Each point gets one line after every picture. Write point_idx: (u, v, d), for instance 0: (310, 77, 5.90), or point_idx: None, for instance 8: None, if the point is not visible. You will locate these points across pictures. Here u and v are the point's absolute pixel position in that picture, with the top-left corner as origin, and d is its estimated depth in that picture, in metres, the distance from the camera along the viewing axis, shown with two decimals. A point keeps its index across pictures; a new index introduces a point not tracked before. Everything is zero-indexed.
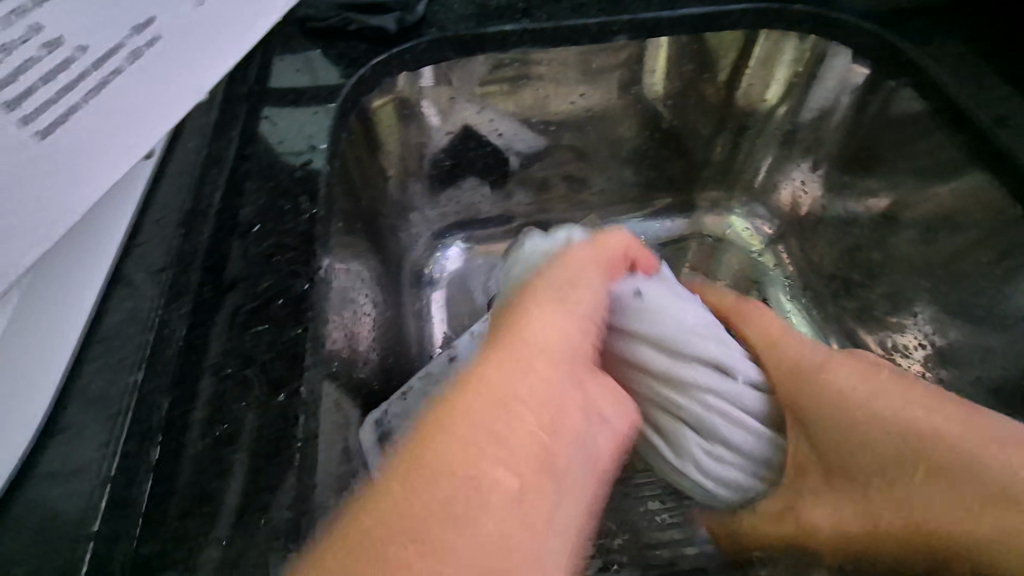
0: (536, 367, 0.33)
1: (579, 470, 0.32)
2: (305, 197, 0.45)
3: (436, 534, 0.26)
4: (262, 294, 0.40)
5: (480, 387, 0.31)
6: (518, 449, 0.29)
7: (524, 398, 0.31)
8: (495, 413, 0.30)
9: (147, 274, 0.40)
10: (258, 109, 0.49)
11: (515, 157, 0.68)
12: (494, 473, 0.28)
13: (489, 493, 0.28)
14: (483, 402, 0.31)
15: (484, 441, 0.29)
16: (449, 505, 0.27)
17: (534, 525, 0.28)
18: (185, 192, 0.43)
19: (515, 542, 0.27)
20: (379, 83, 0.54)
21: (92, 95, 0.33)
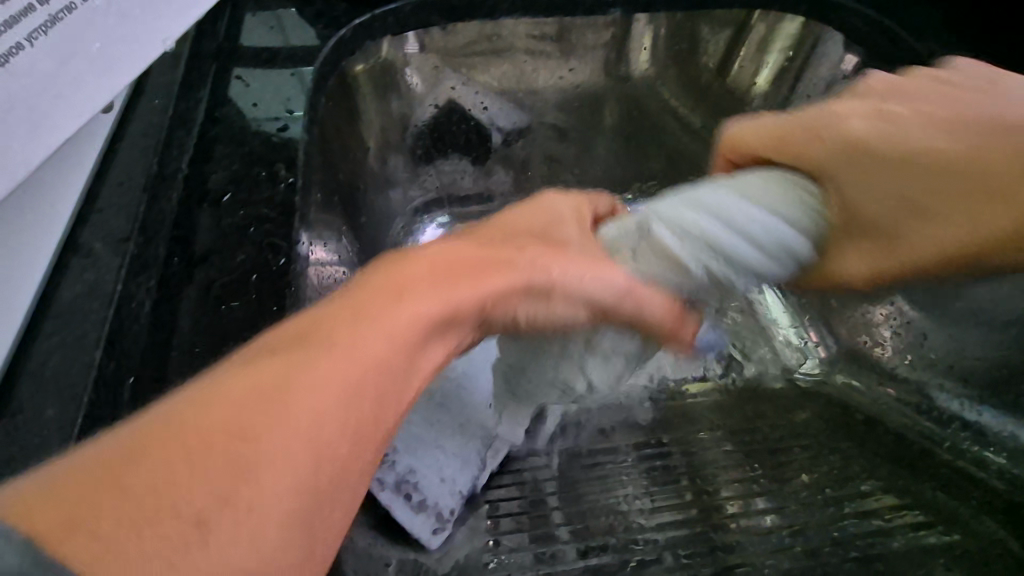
0: (343, 336, 0.26)
1: (285, 501, 0.22)
2: (282, 165, 0.42)
3: (203, 437, 0.21)
4: (238, 268, 0.37)
5: (298, 348, 0.25)
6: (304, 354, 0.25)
7: (332, 335, 0.26)
8: (298, 361, 0.24)
9: (107, 242, 0.36)
10: (229, 69, 0.45)
11: (497, 134, 0.64)
12: (306, 388, 0.24)
13: (245, 379, 0.23)
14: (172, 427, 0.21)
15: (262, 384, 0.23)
16: (304, 383, 0.24)
17: (325, 449, 0.23)
18: (149, 152, 0.40)
19: (232, 438, 0.21)
20: (363, 46, 0.51)
21: (39, 35, 0.32)
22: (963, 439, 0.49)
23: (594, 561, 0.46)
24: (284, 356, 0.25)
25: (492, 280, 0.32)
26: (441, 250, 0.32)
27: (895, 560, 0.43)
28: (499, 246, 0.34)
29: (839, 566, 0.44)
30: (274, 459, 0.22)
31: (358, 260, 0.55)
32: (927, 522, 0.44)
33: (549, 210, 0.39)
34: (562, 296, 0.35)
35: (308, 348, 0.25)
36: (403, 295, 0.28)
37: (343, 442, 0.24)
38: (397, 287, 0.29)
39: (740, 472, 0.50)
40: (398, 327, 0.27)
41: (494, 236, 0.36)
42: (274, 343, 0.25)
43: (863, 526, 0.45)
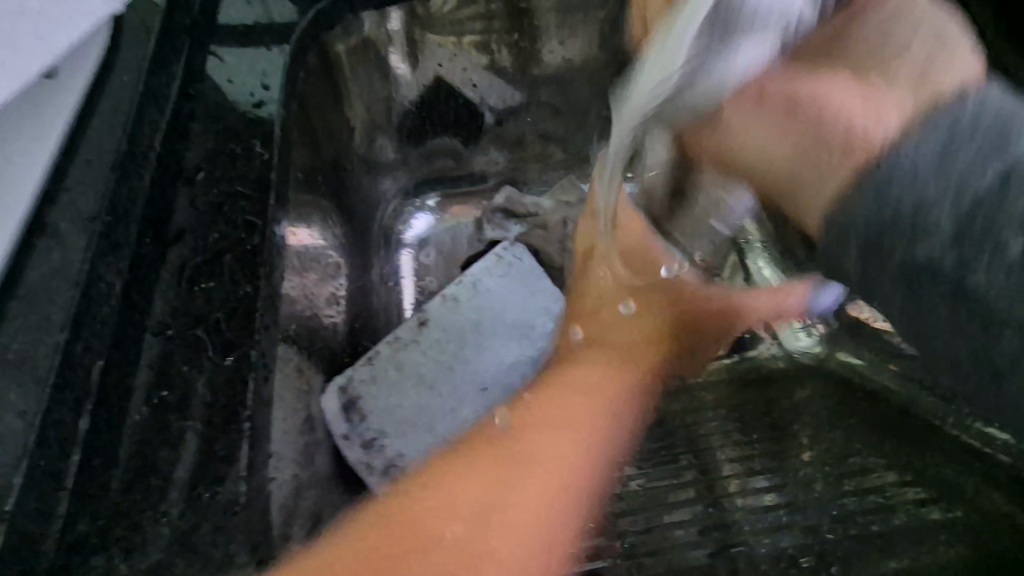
0: (534, 458, 0.44)
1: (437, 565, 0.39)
2: (257, 141, 0.41)
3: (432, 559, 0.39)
4: (212, 248, 0.37)
5: (395, 543, 0.39)
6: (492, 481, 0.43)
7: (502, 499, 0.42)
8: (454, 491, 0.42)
9: (72, 223, 0.36)
10: (203, 43, 0.44)
11: (488, 113, 0.61)
12: (518, 475, 0.43)
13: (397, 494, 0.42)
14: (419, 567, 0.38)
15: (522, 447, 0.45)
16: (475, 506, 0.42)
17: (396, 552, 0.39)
18: (118, 131, 0.39)
19: (387, 555, 0.38)
20: (342, 20, 0.49)
21: None
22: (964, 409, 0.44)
23: (594, 548, 0.45)
24: (483, 462, 0.44)
25: (462, 497, 0.41)
26: (402, 506, 0.41)
27: (892, 539, 0.43)
28: (497, 455, 0.44)
29: (834, 545, 0.43)
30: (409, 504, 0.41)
31: (345, 246, 0.54)
32: (930, 498, 0.44)
33: (557, 460, 0.44)
34: (539, 467, 0.44)
35: (399, 559, 0.38)
36: (405, 520, 0.40)
37: (478, 550, 0.40)
38: (402, 519, 0.40)
39: (744, 450, 0.49)
40: (448, 522, 0.40)
41: (492, 459, 0.44)
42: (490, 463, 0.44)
43: (860, 503, 0.45)
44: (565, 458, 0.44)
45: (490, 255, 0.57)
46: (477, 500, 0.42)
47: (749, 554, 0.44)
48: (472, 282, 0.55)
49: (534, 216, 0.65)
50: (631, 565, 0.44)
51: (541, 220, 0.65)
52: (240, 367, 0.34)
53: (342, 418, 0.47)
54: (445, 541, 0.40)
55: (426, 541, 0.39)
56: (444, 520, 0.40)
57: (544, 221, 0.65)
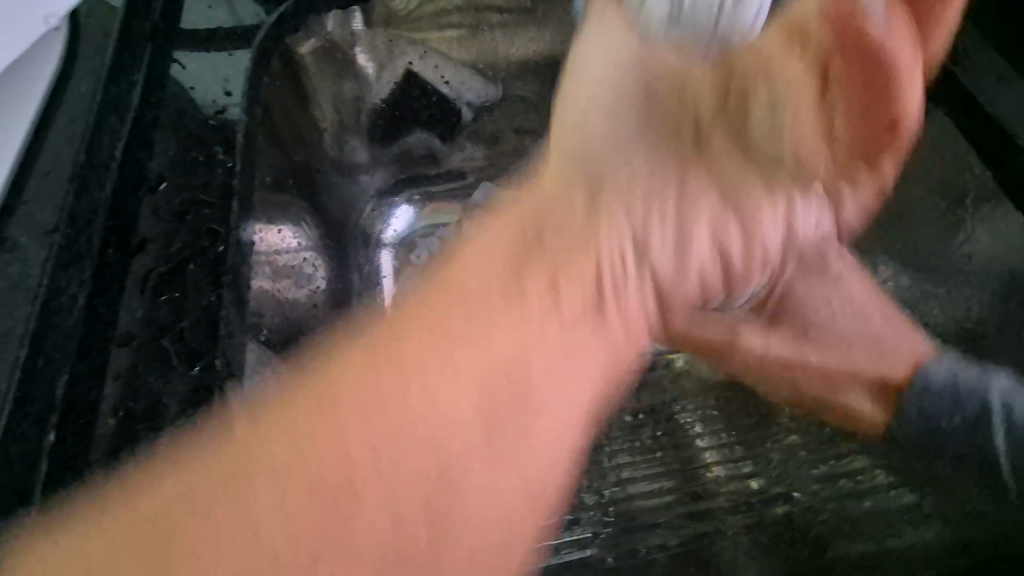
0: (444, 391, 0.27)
1: (484, 473, 0.24)
2: (219, 147, 0.41)
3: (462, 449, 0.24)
4: (174, 256, 0.36)
5: (368, 461, 0.23)
6: (488, 433, 0.25)
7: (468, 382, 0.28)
8: (297, 494, 0.22)
9: (33, 235, 0.36)
10: (165, 49, 0.43)
11: (465, 108, 0.60)
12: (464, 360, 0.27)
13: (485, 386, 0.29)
14: (416, 458, 0.23)
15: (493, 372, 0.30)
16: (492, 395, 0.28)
17: (530, 474, 0.25)
18: (76, 142, 0.38)
19: (414, 505, 0.23)
20: (306, 22, 0.49)
21: None
22: None
23: (570, 544, 0.45)
24: (327, 497, 0.22)
25: (458, 402, 0.24)
26: (332, 448, 0.23)
27: (864, 523, 0.43)
28: (309, 490, 0.22)
29: (806, 530, 0.44)
30: (483, 495, 0.24)
31: (319, 247, 0.53)
32: (897, 482, 0.44)
33: (303, 438, 0.23)
34: (460, 356, 0.25)
35: (389, 410, 0.24)
36: (370, 411, 0.23)
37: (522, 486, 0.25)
38: (304, 487, 0.22)
39: (723, 437, 0.49)
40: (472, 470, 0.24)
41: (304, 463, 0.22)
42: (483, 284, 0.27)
43: (830, 490, 0.45)
44: (435, 408, 0.24)
45: None
46: (311, 408, 0.23)
47: (725, 543, 0.44)
48: None
49: None
50: (608, 557, 0.45)
51: None
52: (207, 374, 0.33)
53: None
54: (459, 438, 0.24)
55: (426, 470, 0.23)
56: (386, 454, 0.23)
57: None
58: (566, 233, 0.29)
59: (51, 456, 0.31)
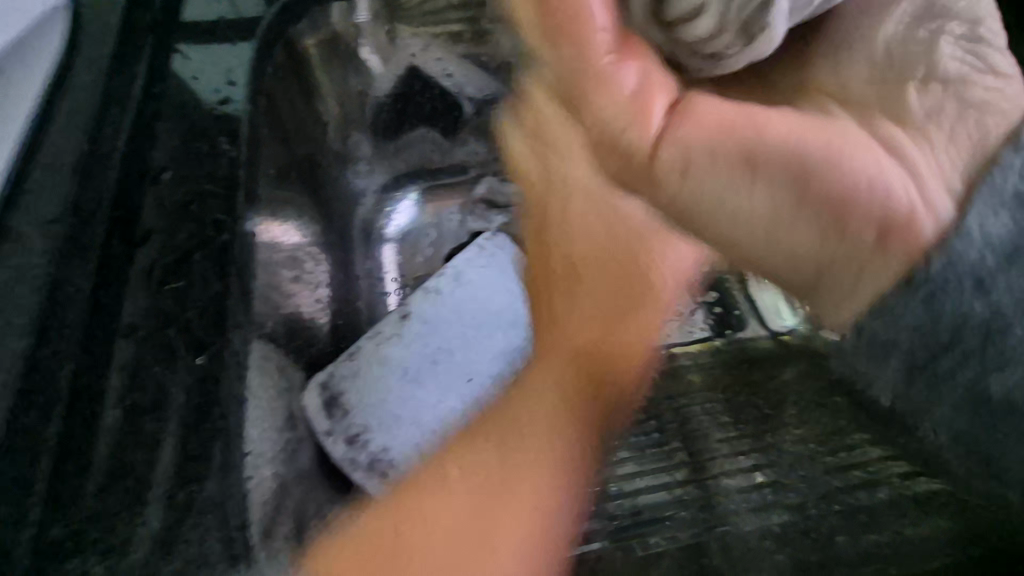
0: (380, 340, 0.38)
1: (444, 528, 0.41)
2: (226, 137, 0.40)
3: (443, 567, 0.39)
4: (180, 246, 0.36)
5: (403, 559, 0.39)
6: (482, 540, 0.40)
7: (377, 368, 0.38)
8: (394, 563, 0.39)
9: (34, 225, 0.35)
10: (167, 42, 0.43)
11: (466, 103, 0.60)
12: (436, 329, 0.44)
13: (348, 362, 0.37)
14: (432, 506, 0.42)
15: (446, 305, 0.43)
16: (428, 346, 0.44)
17: (491, 560, 0.40)
18: (77, 133, 0.38)
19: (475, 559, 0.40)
20: (310, 11, 0.47)
21: None
22: None
23: (583, 536, 0.45)
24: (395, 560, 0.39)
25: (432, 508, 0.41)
26: (413, 510, 0.41)
27: (880, 515, 0.43)
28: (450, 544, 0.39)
29: (822, 518, 0.43)
30: (429, 557, 0.39)
31: (322, 242, 0.52)
32: (913, 471, 0.44)
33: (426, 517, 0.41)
34: (502, 550, 0.40)
35: (411, 554, 0.39)
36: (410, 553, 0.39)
37: (499, 563, 0.40)
38: (397, 555, 0.39)
39: (731, 431, 0.49)
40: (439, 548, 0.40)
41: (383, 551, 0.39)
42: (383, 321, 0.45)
43: (846, 480, 0.45)
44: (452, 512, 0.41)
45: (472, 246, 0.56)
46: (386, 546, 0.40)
47: (737, 533, 0.44)
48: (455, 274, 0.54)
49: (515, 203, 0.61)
50: (618, 548, 0.44)
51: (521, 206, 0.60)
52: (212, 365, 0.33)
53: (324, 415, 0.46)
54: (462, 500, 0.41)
55: (420, 558, 0.39)
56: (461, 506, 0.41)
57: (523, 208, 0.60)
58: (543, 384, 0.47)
59: (54, 451, 0.30)
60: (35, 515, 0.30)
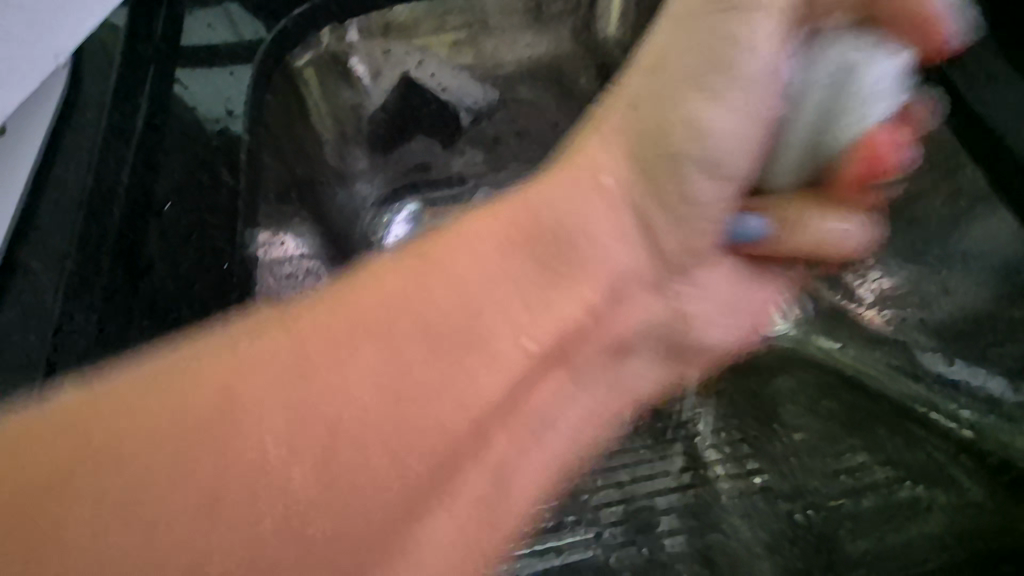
0: (348, 350, 0.26)
1: (343, 417, 0.25)
2: (226, 168, 0.42)
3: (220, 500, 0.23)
4: (184, 274, 0.40)
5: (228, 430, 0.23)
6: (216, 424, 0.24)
7: (188, 456, 0.23)
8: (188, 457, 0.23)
9: (44, 262, 0.36)
10: (167, 70, 0.44)
11: (465, 113, 0.59)
12: (474, 280, 0.29)
13: (133, 426, 0.23)
14: (260, 391, 0.24)
15: (348, 413, 0.25)
16: (362, 319, 0.27)
17: (374, 490, 0.25)
18: (85, 167, 0.39)
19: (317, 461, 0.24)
20: (304, 37, 0.51)
21: None
22: (954, 398, 0.45)
23: (576, 543, 0.46)
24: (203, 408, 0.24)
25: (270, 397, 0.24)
26: (186, 382, 0.24)
27: (865, 520, 0.44)
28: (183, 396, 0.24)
29: (807, 525, 0.45)
30: (372, 507, 0.25)
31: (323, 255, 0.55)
32: (897, 477, 0.45)
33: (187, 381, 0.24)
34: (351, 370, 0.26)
35: (202, 433, 0.23)
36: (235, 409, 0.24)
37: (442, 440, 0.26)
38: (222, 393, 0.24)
39: (724, 436, 0.49)
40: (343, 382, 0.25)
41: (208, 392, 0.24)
42: (280, 330, 0.26)
43: (832, 486, 0.45)
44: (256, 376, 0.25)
45: None
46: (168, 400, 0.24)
47: (724, 537, 0.45)
48: None
49: None
50: (618, 551, 0.46)
51: None
52: None
53: None
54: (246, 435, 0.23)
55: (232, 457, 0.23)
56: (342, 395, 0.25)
57: None
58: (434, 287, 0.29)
59: None
60: None
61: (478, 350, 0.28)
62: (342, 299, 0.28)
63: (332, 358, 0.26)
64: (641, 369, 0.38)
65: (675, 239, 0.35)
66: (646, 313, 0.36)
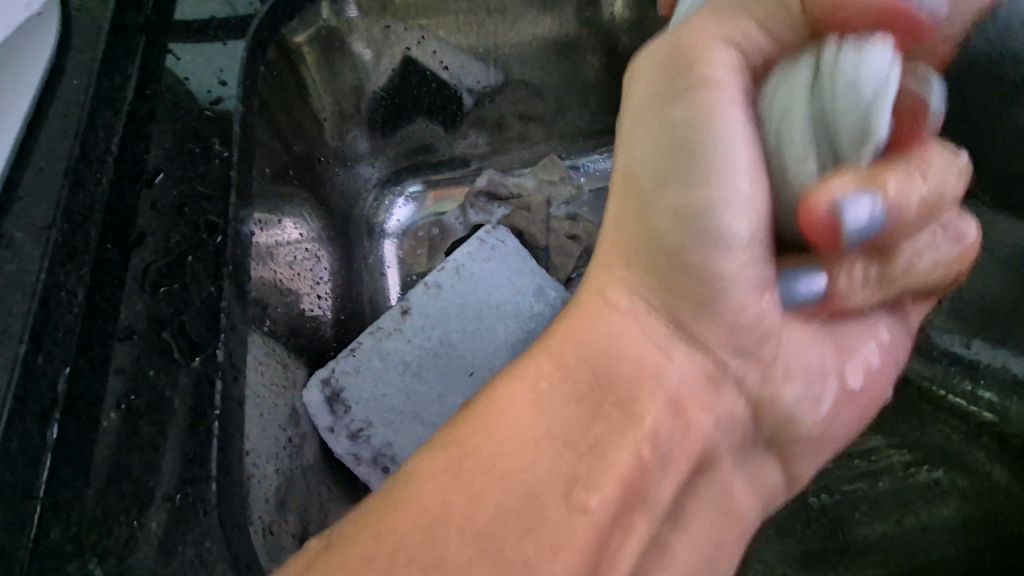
0: (476, 487, 0.27)
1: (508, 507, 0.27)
2: (217, 138, 0.40)
3: None
4: (172, 249, 0.36)
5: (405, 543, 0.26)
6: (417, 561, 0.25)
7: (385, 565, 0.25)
8: (379, 541, 0.26)
9: (28, 232, 0.35)
10: (160, 42, 0.42)
11: (466, 95, 0.59)
12: (515, 450, 0.29)
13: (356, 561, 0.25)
14: (433, 501, 0.27)
15: (526, 543, 0.27)
16: (452, 490, 0.27)
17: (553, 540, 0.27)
18: (70, 137, 0.38)
19: (428, 551, 0.26)
20: (301, 11, 0.49)
21: None
22: (955, 374, 0.44)
23: None
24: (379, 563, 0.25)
25: (422, 500, 0.27)
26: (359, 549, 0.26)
27: (881, 504, 0.42)
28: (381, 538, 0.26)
29: (820, 509, 0.42)
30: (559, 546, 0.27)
31: (324, 237, 0.53)
32: (915, 461, 0.43)
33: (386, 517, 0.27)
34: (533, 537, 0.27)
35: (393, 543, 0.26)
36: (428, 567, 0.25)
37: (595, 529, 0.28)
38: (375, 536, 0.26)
39: None
40: (496, 481, 0.28)
41: (377, 536, 0.26)
42: (370, 535, 0.26)
43: (845, 469, 0.43)
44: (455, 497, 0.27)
45: (474, 239, 0.55)
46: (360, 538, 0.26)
47: None
48: (455, 268, 0.53)
49: (518, 196, 0.61)
50: None
51: (523, 199, 0.61)
52: (206, 366, 0.33)
53: (327, 411, 0.46)
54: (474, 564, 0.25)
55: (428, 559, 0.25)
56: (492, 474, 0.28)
57: (525, 201, 0.61)
58: (506, 430, 0.29)
59: (55, 451, 0.31)
60: (37, 517, 0.29)
61: (598, 469, 0.29)
62: (400, 493, 0.28)
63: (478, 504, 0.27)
64: (739, 482, 0.36)
65: (724, 328, 0.33)
66: (726, 409, 0.34)
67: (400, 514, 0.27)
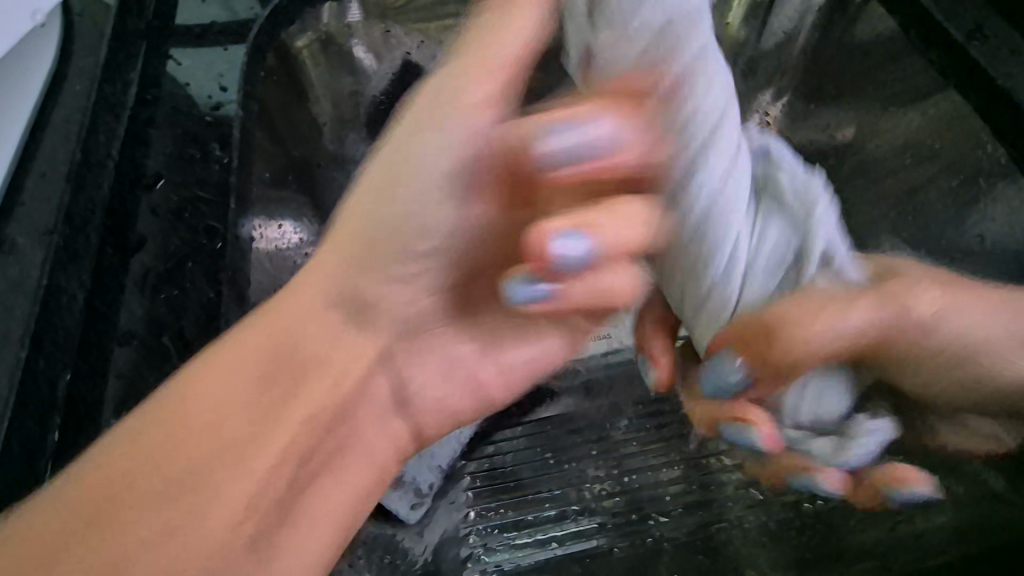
0: (216, 476, 0.27)
1: (269, 487, 0.28)
2: (216, 143, 0.41)
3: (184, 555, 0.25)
4: (173, 254, 0.37)
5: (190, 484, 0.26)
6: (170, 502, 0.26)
7: (127, 513, 0.25)
8: (167, 503, 0.26)
9: (31, 237, 0.36)
10: (160, 47, 0.43)
11: None
12: (229, 413, 0.28)
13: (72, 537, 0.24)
14: (162, 449, 0.26)
15: (234, 485, 0.27)
16: (169, 442, 0.26)
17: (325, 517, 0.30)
18: (72, 141, 0.38)
19: (188, 494, 0.26)
20: (302, 14, 0.49)
21: None
22: None
23: (571, 533, 0.45)
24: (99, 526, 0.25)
25: (196, 464, 0.26)
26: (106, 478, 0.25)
27: (875, 510, 0.42)
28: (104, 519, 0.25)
29: (814, 513, 0.43)
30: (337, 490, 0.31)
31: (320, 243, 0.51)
32: None
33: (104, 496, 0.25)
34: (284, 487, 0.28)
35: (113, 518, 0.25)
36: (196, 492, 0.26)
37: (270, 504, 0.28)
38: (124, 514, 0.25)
39: None
40: (243, 471, 0.27)
41: (104, 495, 0.25)
42: (94, 486, 0.25)
43: None
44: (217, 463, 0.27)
45: None
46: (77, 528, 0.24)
47: (732, 525, 0.44)
48: None
49: None
50: (623, 540, 0.44)
51: None
52: None
53: None
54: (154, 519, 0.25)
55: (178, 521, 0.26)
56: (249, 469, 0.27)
57: None
58: (201, 408, 0.27)
59: (55, 456, 0.31)
60: None
61: (308, 480, 0.30)
62: (168, 418, 0.27)
63: (198, 474, 0.26)
64: (428, 389, 0.34)
65: (498, 310, 0.33)
66: (431, 380, 0.33)
67: (176, 457, 0.26)
